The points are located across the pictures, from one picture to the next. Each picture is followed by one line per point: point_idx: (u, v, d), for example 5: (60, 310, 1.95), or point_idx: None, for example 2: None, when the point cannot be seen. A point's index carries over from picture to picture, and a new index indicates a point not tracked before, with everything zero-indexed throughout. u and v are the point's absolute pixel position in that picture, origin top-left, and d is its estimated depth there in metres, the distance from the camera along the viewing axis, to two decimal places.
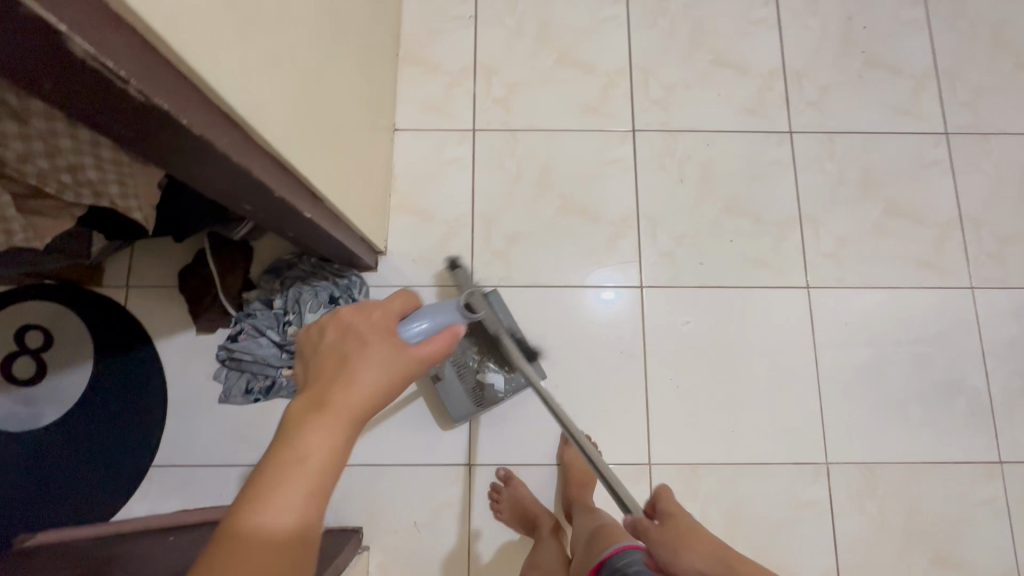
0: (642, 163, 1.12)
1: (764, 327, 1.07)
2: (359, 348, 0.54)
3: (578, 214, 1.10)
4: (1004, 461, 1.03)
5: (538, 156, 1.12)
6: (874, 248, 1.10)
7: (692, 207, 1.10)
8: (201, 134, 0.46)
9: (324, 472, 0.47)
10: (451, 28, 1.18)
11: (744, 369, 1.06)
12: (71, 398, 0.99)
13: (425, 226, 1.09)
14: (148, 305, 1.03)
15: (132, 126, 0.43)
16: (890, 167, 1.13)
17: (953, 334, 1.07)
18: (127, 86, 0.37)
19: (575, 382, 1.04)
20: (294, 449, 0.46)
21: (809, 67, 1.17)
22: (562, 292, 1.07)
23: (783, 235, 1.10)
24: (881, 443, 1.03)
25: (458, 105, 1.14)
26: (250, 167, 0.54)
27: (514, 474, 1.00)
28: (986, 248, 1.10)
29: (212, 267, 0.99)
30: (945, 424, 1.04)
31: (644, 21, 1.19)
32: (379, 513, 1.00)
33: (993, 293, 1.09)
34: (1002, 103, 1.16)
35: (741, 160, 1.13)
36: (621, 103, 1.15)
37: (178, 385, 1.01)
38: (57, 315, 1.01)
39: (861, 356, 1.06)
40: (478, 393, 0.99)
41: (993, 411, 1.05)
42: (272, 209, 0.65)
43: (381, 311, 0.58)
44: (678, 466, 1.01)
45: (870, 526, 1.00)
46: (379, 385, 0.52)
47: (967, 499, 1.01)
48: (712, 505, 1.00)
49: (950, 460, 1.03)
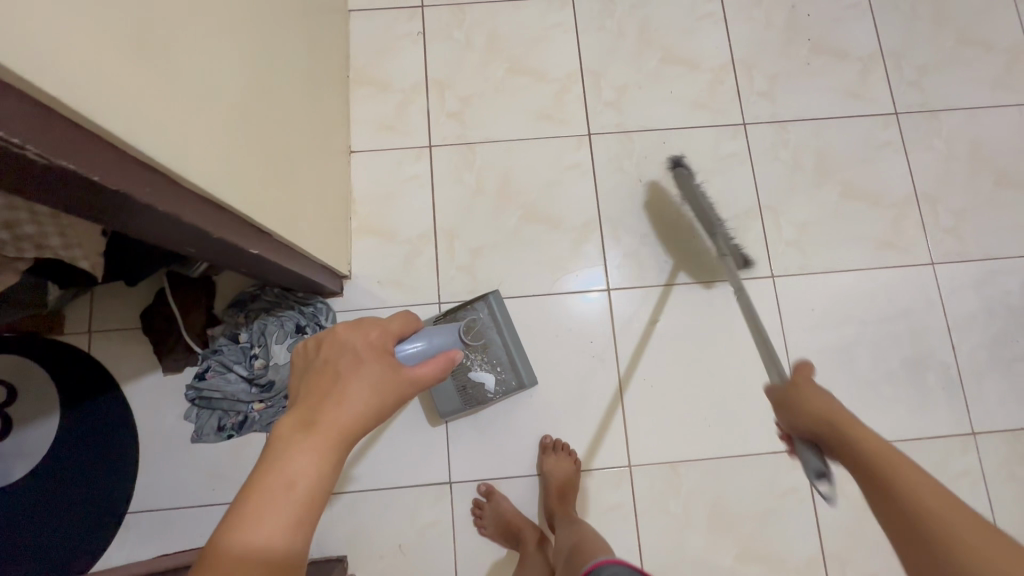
0: (600, 163, 1.33)
1: (741, 319, 1.27)
2: (348, 369, 0.64)
3: (542, 221, 1.30)
4: (977, 432, 1.22)
5: (494, 166, 1.32)
6: (837, 234, 1.31)
7: (649, 202, 1.31)
8: (110, 183, 0.51)
9: (310, 487, 0.54)
10: (398, 46, 1.39)
11: (726, 355, 1.25)
12: (36, 451, 1.14)
13: (388, 244, 1.28)
14: (109, 344, 1.20)
15: (75, 198, 0.51)
16: (844, 154, 1.35)
17: (920, 312, 1.28)
18: (63, 167, 0.46)
19: (564, 382, 1.23)
20: (283, 465, 0.54)
21: (754, 58, 1.40)
22: (544, 300, 1.26)
23: (747, 228, 1.30)
24: (837, 397, 1.24)
25: (412, 118, 1.35)
26: (169, 209, 0.60)
27: (494, 489, 1.17)
28: (943, 224, 1.32)
29: (172, 306, 1.16)
30: (915, 400, 1.24)
31: (591, 25, 1.41)
32: (360, 541, 1.15)
33: (952, 266, 1.30)
34: (945, 80, 1.39)
35: (700, 154, 1.34)
36: (574, 106, 1.36)
37: (154, 429, 1.17)
38: (19, 368, 1.17)
39: (833, 341, 1.26)
40: (467, 393, 1.17)
41: (961, 381, 1.25)
42: (201, 249, 0.72)
43: (377, 332, 0.70)
44: (657, 467, 1.20)
45: (854, 509, 1.19)
46: (366, 405, 0.62)
47: (946, 472, 1.20)
48: (693, 501, 1.19)
49: (909, 423, 1.23)
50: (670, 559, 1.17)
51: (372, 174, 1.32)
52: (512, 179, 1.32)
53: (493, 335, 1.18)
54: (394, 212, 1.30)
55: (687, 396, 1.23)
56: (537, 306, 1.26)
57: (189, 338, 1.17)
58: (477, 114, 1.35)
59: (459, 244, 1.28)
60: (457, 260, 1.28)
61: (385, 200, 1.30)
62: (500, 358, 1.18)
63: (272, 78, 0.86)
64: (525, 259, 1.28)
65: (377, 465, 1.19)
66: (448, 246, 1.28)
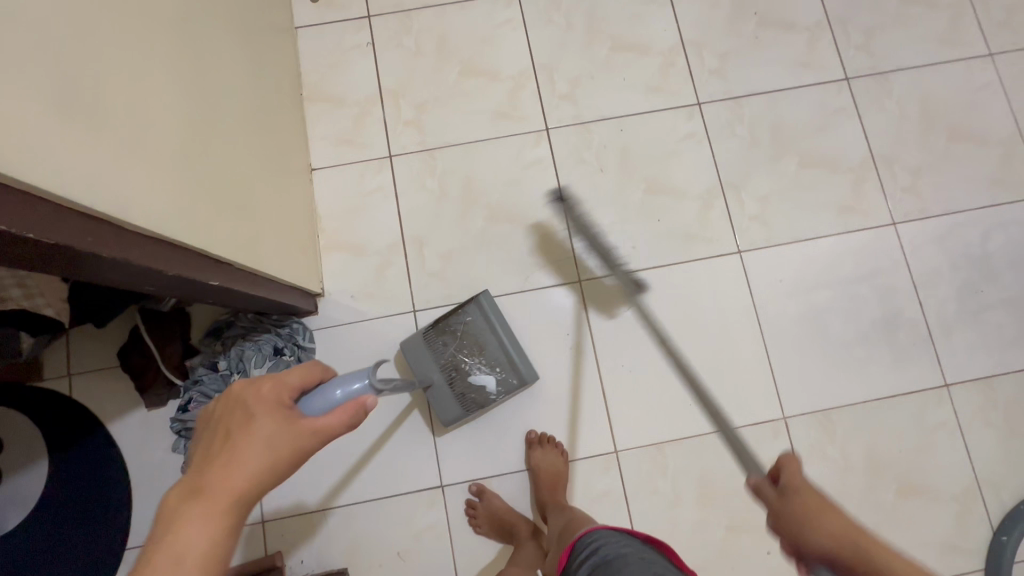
0: (561, 158, 1.49)
1: (719, 293, 1.44)
2: (246, 428, 0.69)
3: (508, 219, 1.46)
4: (950, 383, 1.42)
5: (458, 169, 1.48)
6: (792, 204, 1.49)
7: (616, 188, 1.48)
8: (63, 239, 0.59)
9: (205, 556, 0.60)
10: (351, 58, 1.54)
11: (706, 324, 1.43)
12: (29, 499, 1.29)
13: (361, 258, 1.43)
14: (90, 384, 1.36)
15: (41, 259, 0.60)
16: (800, 124, 1.53)
17: (888, 271, 1.47)
18: (28, 238, 0.55)
19: (557, 368, 1.39)
20: (173, 537, 0.60)
21: (704, 38, 1.56)
22: (525, 296, 1.42)
23: (710, 206, 1.48)
24: (807, 352, 1.43)
25: (369, 136, 1.50)
26: (123, 252, 0.68)
27: (485, 488, 1.32)
28: (900, 183, 1.51)
29: (149, 343, 1.31)
30: (884, 354, 1.43)
31: (542, 21, 1.56)
32: (357, 551, 1.30)
33: (912, 223, 1.49)
34: (889, 39, 1.57)
35: (663, 136, 1.51)
36: (528, 103, 1.52)
37: (142, 464, 1.33)
38: (8, 421, 1.32)
39: (800, 309, 1.45)
40: (468, 400, 1.30)
41: (931, 336, 1.44)
42: (169, 285, 0.82)
43: (272, 385, 0.74)
44: (644, 449, 1.36)
45: (838, 468, 1.38)
46: (262, 463, 0.68)
47: (922, 423, 1.40)
48: (683, 477, 1.35)
49: (877, 371, 1.42)
50: (643, 512, 1.33)
51: (342, 193, 1.47)
52: (475, 182, 1.48)
53: (488, 337, 1.31)
54: (364, 226, 1.45)
55: (646, 363, 1.40)
56: (501, 301, 1.41)
57: (167, 371, 1.31)
58: (433, 120, 1.51)
59: (425, 249, 1.44)
60: (429, 266, 1.43)
61: (357, 216, 1.45)
62: (497, 357, 1.32)
63: (212, 114, 0.93)
64: (492, 254, 1.44)
65: (379, 457, 1.34)
66: (418, 253, 1.44)
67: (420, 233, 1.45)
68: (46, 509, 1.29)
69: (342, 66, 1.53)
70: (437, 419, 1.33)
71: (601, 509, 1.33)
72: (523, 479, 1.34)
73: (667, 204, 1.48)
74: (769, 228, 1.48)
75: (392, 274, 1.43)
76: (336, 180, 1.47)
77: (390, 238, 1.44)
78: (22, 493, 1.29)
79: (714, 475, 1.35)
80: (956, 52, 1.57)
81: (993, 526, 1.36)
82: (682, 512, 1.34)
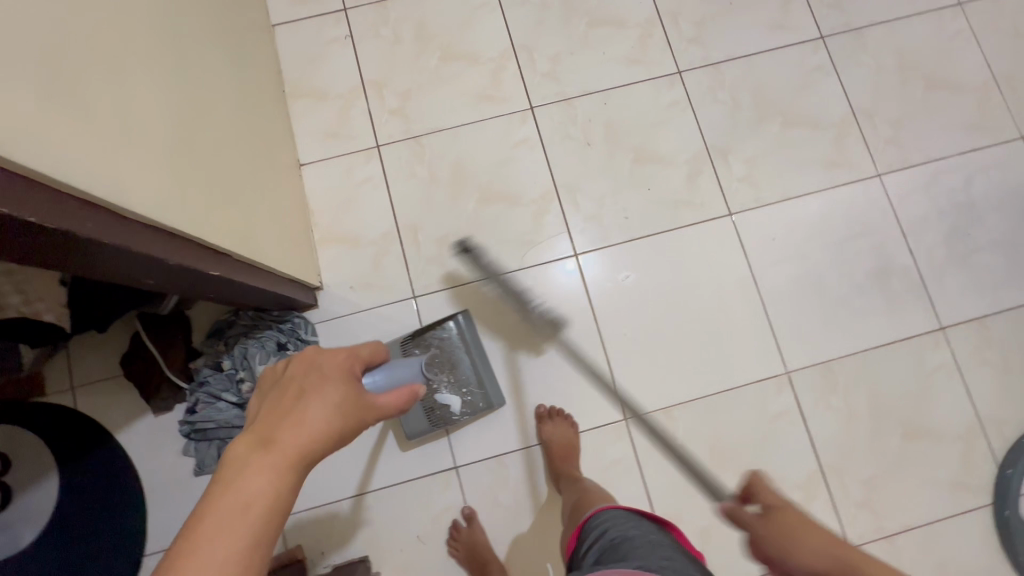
0: (547, 135, 1.57)
1: (713, 256, 1.53)
2: (317, 388, 0.73)
3: (504, 200, 1.54)
4: (947, 327, 1.52)
5: (447, 153, 1.56)
6: (777, 163, 1.58)
7: (603, 161, 1.56)
8: (62, 224, 0.59)
9: (269, 506, 0.62)
10: (331, 54, 1.60)
11: (705, 286, 1.52)
12: (42, 513, 1.35)
13: (356, 248, 1.50)
14: (94, 394, 1.42)
15: (46, 249, 0.61)
16: (779, 85, 1.61)
17: (877, 223, 1.56)
18: (35, 224, 0.55)
19: (565, 338, 1.47)
20: (242, 487, 0.61)
21: (681, 8, 1.64)
22: (527, 273, 1.50)
23: (697, 171, 1.56)
24: (802, 305, 1.52)
25: (351, 125, 1.57)
26: (118, 236, 0.68)
27: (474, 514, 1.37)
28: (882, 135, 1.60)
29: (150, 349, 1.38)
30: (879, 301, 1.53)
31: (517, 3, 1.64)
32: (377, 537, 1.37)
33: (897, 174, 1.58)
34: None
35: (645, 106, 1.59)
36: (512, 84, 1.60)
37: (153, 467, 1.40)
38: (14, 438, 1.38)
39: (789, 264, 1.54)
40: (434, 417, 1.37)
41: (924, 281, 1.54)
42: (169, 278, 0.83)
43: (344, 356, 0.79)
44: (654, 412, 1.45)
45: (843, 418, 1.47)
46: (326, 425, 0.70)
47: (925, 368, 1.50)
48: (694, 434, 1.44)
49: (869, 318, 1.52)
50: (653, 472, 1.41)
51: (333, 186, 1.53)
52: (462, 168, 1.55)
53: (462, 356, 1.38)
54: (359, 218, 1.51)
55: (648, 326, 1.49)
56: (504, 279, 1.50)
57: (171, 374, 1.38)
58: (417, 109, 1.58)
59: (418, 236, 1.51)
60: (424, 252, 1.50)
61: (350, 207, 1.52)
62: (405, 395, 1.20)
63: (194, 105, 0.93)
64: (483, 235, 1.51)
65: (394, 443, 1.42)
66: (412, 239, 1.51)
67: (413, 220, 1.52)
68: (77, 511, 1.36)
69: (323, 62, 1.60)
70: (403, 433, 1.40)
71: (608, 470, 1.42)
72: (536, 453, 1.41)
73: (642, 175, 1.56)
74: (744, 190, 1.56)
75: (389, 262, 1.50)
76: (327, 173, 1.54)
77: (384, 227, 1.51)
78: (35, 509, 1.35)
79: (722, 430, 1.44)
80: (926, 4, 1.66)
81: (998, 463, 1.45)
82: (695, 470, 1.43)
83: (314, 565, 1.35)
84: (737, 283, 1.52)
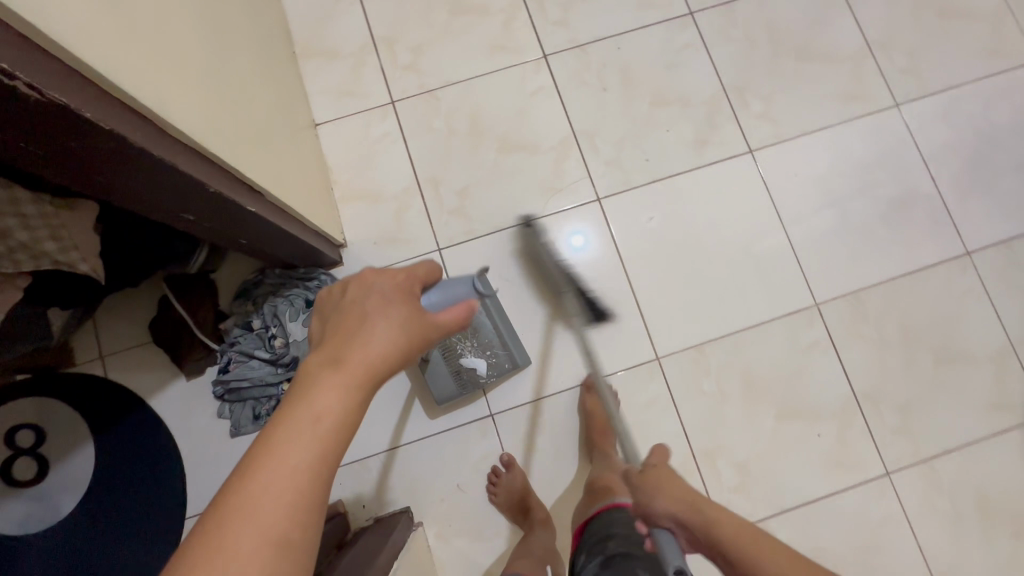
0: (562, 83, 1.57)
1: (733, 193, 1.54)
2: (376, 312, 0.71)
3: (522, 149, 1.54)
4: (974, 252, 1.52)
5: (462, 106, 1.55)
6: (791, 98, 1.58)
7: (618, 106, 1.56)
8: (94, 113, 0.64)
9: (342, 423, 0.60)
10: (343, 13, 1.60)
11: (729, 222, 1.53)
12: (77, 476, 1.36)
13: (378, 204, 1.50)
14: (123, 363, 1.42)
15: (101, 155, 0.71)
16: (791, 21, 1.61)
17: (897, 152, 1.56)
18: (94, 121, 0.64)
19: (593, 280, 1.49)
20: (318, 393, 0.61)
21: None
22: (549, 220, 1.51)
23: (712, 111, 1.57)
24: (825, 237, 1.53)
25: (366, 84, 1.56)
26: (149, 139, 0.74)
27: (514, 461, 1.39)
28: (897, 65, 1.60)
29: (178, 311, 1.39)
30: (904, 229, 1.53)
31: None
32: (421, 487, 1.41)
33: (914, 102, 1.58)
34: None
35: (658, 49, 1.59)
36: (523, 35, 1.59)
37: (185, 433, 1.40)
38: (46, 405, 1.38)
39: (811, 197, 1.54)
40: (462, 381, 1.40)
41: (948, 203, 1.54)
42: (205, 210, 0.92)
43: (404, 276, 0.78)
44: (685, 350, 1.47)
45: (873, 344, 1.48)
46: (395, 341, 0.69)
47: (955, 291, 1.51)
48: (725, 368, 1.46)
49: (897, 244, 1.52)
50: (689, 407, 1.44)
51: (351, 144, 1.53)
52: (478, 118, 1.55)
53: (484, 320, 1.40)
54: (379, 173, 1.52)
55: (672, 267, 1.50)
56: (529, 228, 1.50)
57: (199, 337, 1.40)
58: (430, 64, 1.57)
59: (440, 189, 1.51)
60: (447, 204, 1.51)
61: (370, 163, 1.52)
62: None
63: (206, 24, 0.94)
64: (504, 185, 1.52)
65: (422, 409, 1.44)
66: (434, 192, 1.51)
67: (434, 174, 1.52)
68: (121, 475, 1.37)
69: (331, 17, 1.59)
70: (433, 401, 1.42)
71: (642, 412, 1.44)
72: (572, 397, 1.44)
73: (659, 117, 1.56)
74: (762, 125, 1.56)
75: (411, 215, 1.50)
76: (344, 131, 1.54)
77: (405, 182, 1.52)
78: (70, 474, 1.36)
79: (753, 364, 1.47)
80: None
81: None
82: (729, 406, 1.45)
83: (356, 518, 1.38)
84: (761, 218, 1.53)
